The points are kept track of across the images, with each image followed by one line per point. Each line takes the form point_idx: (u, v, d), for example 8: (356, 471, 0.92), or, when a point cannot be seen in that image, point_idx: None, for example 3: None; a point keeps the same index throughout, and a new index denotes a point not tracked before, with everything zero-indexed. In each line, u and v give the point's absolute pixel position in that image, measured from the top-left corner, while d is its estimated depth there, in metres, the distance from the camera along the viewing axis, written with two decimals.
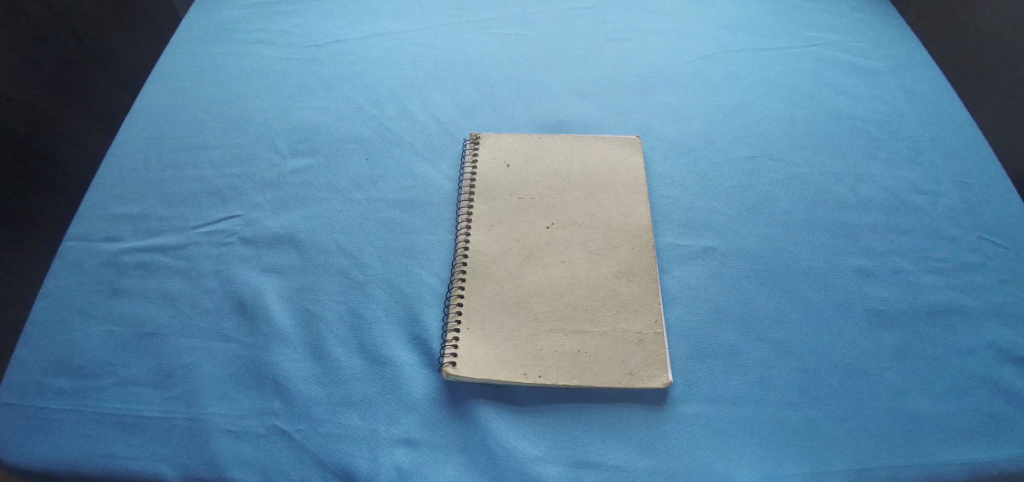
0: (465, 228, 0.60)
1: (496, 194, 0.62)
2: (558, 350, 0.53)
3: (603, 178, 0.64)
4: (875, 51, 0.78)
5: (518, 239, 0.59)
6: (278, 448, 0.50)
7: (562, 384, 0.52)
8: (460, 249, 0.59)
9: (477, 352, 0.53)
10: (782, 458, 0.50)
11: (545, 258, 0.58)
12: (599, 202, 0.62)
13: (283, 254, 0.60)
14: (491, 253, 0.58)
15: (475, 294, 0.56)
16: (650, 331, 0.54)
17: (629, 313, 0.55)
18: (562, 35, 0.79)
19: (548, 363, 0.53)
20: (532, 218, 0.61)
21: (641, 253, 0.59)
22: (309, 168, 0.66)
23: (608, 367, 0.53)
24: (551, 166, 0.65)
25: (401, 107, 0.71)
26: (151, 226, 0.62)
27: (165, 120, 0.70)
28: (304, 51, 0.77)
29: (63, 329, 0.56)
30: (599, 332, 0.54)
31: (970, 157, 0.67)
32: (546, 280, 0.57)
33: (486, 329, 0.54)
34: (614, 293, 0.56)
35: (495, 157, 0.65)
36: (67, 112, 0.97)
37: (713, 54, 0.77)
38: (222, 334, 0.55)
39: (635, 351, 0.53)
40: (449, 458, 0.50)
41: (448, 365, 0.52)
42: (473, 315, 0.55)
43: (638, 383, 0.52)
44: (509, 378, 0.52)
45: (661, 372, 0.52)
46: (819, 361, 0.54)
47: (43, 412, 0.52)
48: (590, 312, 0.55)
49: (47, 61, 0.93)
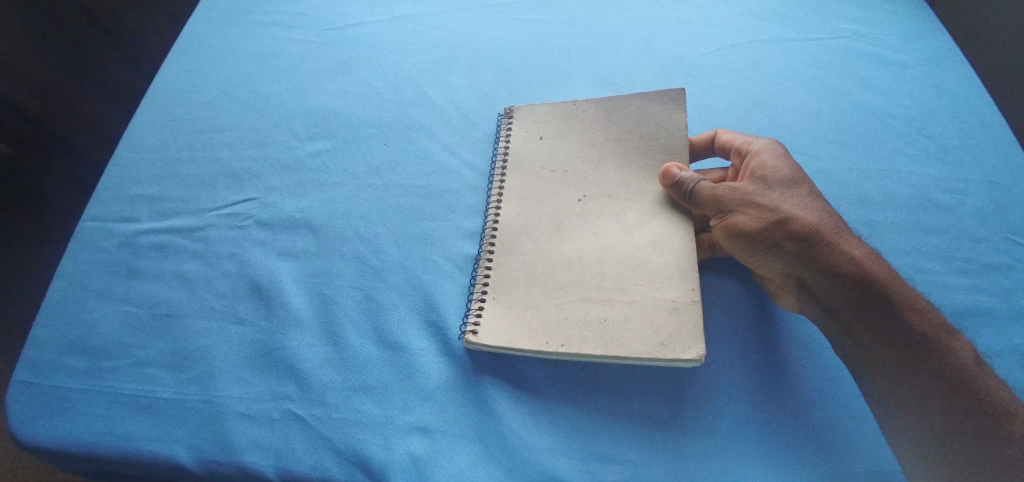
0: (494, 202, 0.60)
1: (526, 169, 0.61)
2: (584, 319, 0.51)
3: (631, 141, 0.60)
4: (904, 45, 0.75)
5: (548, 213, 0.58)
6: (294, 433, 0.50)
7: (585, 353, 0.50)
8: (490, 221, 0.59)
9: (501, 322, 0.52)
10: (805, 458, 0.48)
11: (573, 230, 0.56)
12: (631, 169, 0.59)
13: (299, 238, 0.59)
14: (520, 227, 0.57)
15: (501, 267, 0.55)
16: (685, 300, 0.50)
17: (663, 282, 0.52)
18: (582, 21, 0.77)
19: (575, 333, 0.51)
20: (564, 188, 0.59)
21: (674, 224, 0.55)
22: (326, 151, 0.66)
23: (635, 337, 0.49)
24: (582, 132, 0.62)
25: (419, 92, 0.70)
26: (167, 207, 0.62)
27: (181, 99, 0.70)
28: (322, 32, 0.76)
29: (79, 308, 0.56)
30: (629, 301, 0.51)
31: (999, 156, 0.65)
32: (574, 252, 0.55)
33: (510, 299, 0.53)
34: (647, 263, 0.53)
35: (528, 130, 0.64)
36: (86, 105, 0.98)
37: (736, 43, 0.75)
38: (239, 317, 0.55)
39: (666, 321, 0.50)
40: (464, 448, 0.49)
41: (470, 334, 0.52)
42: (499, 286, 0.54)
43: (668, 355, 0.48)
44: (531, 346, 0.50)
45: (697, 344, 0.48)
46: (841, 360, 0.53)
47: (61, 392, 0.52)
48: (620, 283, 0.52)
49: (53, 71, 0.95)
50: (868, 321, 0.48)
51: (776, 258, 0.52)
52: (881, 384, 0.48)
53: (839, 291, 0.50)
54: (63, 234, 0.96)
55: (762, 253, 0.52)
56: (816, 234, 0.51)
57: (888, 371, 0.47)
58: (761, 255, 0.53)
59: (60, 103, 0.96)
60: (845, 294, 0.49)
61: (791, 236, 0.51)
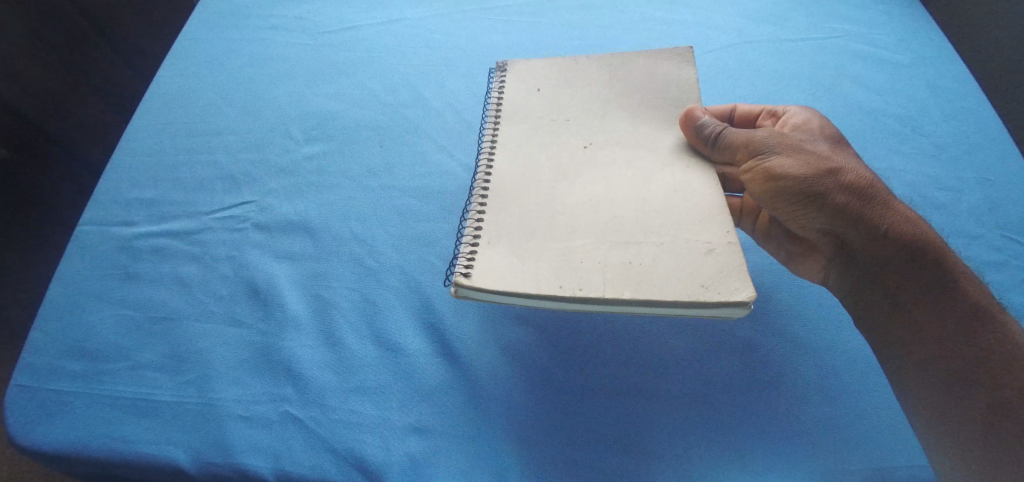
0: (488, 149, 0.56)
1: (524, 118, 0.58)
2: (603, 262, 0.46)
3: (639, 95, 0.59)
4: (898, 45, 0.76)
5: (550, 160, 0.54)
6: (292, 434, 0.50)
7: (603, 296, 0.45)
8: (483, 168, 0.54)
9: (501, 266, 0.47)
10: (802, 457, 0.48)
11: (576, 176, 0.53)
12: (642, 118, 0.56)
13: (296, 240, 0.60)
14: (516, 173, 0.53)
15: (496, 209, 0.50)
16: (721, 243, 0.46)
17: (694, 226, 0.48)
18: (578, 23, 0.77)
19: (594, 276, 0.45)
20: (569, 137, 0.56)
21: (696, 169, 0.52)
22: (323, 154, 0.66)
23: (666, 279, 0.45)
24: (588, 87, 0.60)
25: (416, 94, 0.70)
26: (165, 211, 0.62)
27: (178, 103, 0.70)
28: (318, 36, 0.76)
29: (76, 311, 0.56)
30: (657, 243, 0.47)
31: (994, 154, 0.65)
32: (584, 196, 0.51)
33: (512, 242, 0.48)
34: (672, 205, 0.49)
35: (526, 83, 0.61)
36: (85, 108, 0.95)
37: (732, 44, 0.76)
38: (237, 319, 0.55)
39: (704, 263, 0.45)
40: (462, 448, 0.49)
41: (462, 277, 0.46)
42: (497, 229, 0.49)
43: (709, 297, 0.43)
44: (543, 291, 0.45)
45: (745, 286, 0.43)
46: (837, 358, 0.53)
47: (58, 395, 0.52)
48: (643, 226, 0.48)
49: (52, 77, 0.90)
50: (908, 276, 0.48)
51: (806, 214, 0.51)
52: (916, 336, 0.47)
53: (885, 246, 0.49)
54: (60, 237, 0.99)
55: (791, 207, 0.51)
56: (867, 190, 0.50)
57: (923, 326, 0.47)
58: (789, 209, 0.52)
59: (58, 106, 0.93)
60: (883, 254, 0.49)
61: (843, 188, 0.50)
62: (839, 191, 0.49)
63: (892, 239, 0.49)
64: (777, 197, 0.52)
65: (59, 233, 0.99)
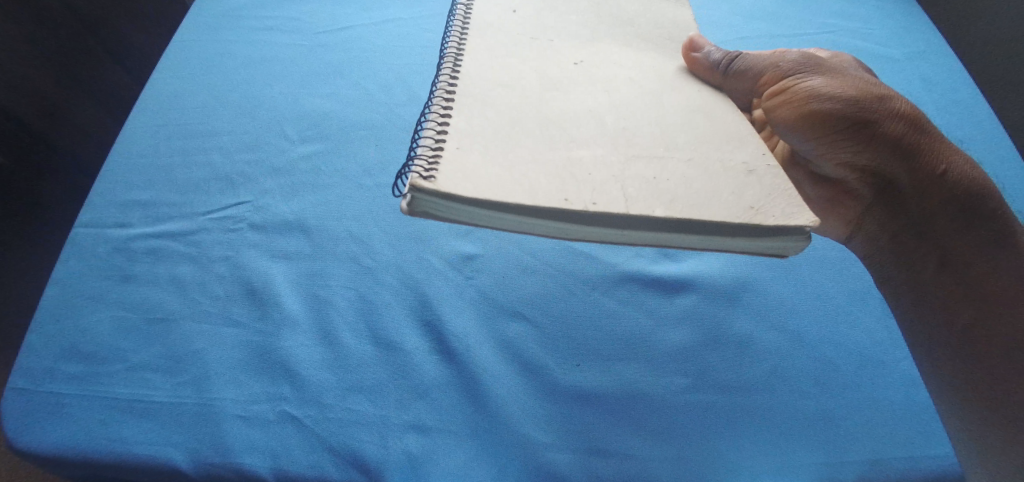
0: (454, 55, 0.52)
1: (498, 34, 0.55)
2: (617, 174, 0.43)
3: (635, 32, 0.57)
4: (891, 40, 0.76)
5: (533, 74, 0.51)
6: (289, 433, 0.50)
7: (627, 210, 0.41)
8: (446, 71, 0.50)
9: (478, 172, 0.42)
10: (798, 450, 0.48)
11: (569, 87, 0.50)
12: (643, 49, 0.55)
13: (293, 240, 0.60)
14: (491, 80, 0.50)
15: (465, 111, 0.47)
16: (760, 165, 0.45)
17: (724, 145, 0.46)
18: None
19: (609, 188, 0.42)
20: (556, 56, 0.54)
21: (712, 96, 0.51)
22: (319, 153, 0.66)
23: (709, 199, 0.42)
24: (575, 16, 0.58)
25: (412, 93, 0.71)
26: (161, 212, 0.62)
27: (174, 104, 0.70)
28: (313, 36, 0.76)
29: (73, 314, 0.56)
30: (683, 160, 0.45)
31: (987, 147, 0.66)
32: (582, 107, 0.49)
33: (490, 148, 0.44)
34: (692, 126, 0.48)
35: (498, 4, 0.58)
36: (80, 112, 0.93)
37: (726, 40, 0.76)
38: (233, 319, 0.55)
39: (748, 184, 0.43)
40: (460, 444, 0.49)
41: (422, 179, 0.40)
42: (470, 137, 0.45)
43: (764, 220, 0.40)
44: (551, 204, 0.40)
45: (799, 211, 0.40)
46: (833, 351, 0.53)
47: (54, 397, 0.52)
48: (660, 141, 0.47)
49: (46, 80, 0.87)
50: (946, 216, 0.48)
51: (838, 142, 0.52)
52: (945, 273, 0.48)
53: (926, 183, 0.49)
54: (55, 244, 0.99)
55: (827, 135, 0.52)
56: (913, 126, 0.50)
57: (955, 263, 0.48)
58: (821, 136, 0.52)
59: (50, 108, 0.89)
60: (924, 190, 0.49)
61: (888, 121, 0.50)
62: (881, 123, 0.50)
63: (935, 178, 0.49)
64: (808, 124, 0.52)
65: (54, 240, 0.99)
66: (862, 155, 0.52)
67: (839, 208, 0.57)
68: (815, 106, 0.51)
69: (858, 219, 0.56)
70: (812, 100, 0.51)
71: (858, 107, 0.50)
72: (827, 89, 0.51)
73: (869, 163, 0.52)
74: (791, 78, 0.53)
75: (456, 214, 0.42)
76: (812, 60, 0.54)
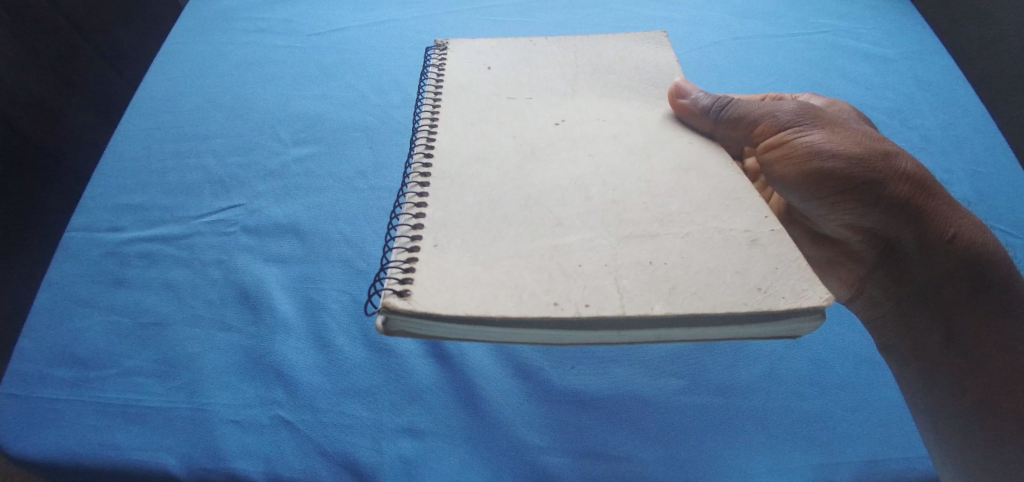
0: (427, 129, 0.52)
1: (472, 93, 0.55)
2: (609, 263, 0.42)
3: (613, 80, 0.57)
4: (885, 39, 0.76)
5: (510, 143, 0.51)
6: (282, 438, 0.50)
7: (625, 313, 0.40)
8: (421, 148, 0.50)
9: (456, 275, 0.41)
10: (793, 451, 0.48)
11: (550, 156, 0.50)
12: (624, 103, 0.55)
13: (286, 243, 0.59)
14: (463, 153, 0.50)
15: (441, 196, 0.46)
16: (762, 230, 0.44)
17: (723, 212, 0.45)
18: (568, 21, 0.78)
19: (603, 284, 0.41)
20: (536, 117, 0.53)
21: (702, 148, 0.51)
22: (311, 156, 0.66)
23: (720, 287, 0.40)
24: (552, 69, 0.58)
25: (405, 95, 0.71)
26: (152, 216, 0.62)
27: (166, 107, 0.70)
28: (306, 38, 0.76)
29: (64, 318, 0.56)
30: (678, 235, 0.44)
31: (980, 146, 0.66)
32: (567, 178, 0.48)
33: (468, 243, 0.43)
34: (686, 188, 0.47)
35: (471, 63, 0.59)
36: (75, 120, 0.91)
37: (720, 41, 0.76)
38: (225, 323, 0.55)
39: (755, 257, 0.42)
40: (454, 448, 0.49)
41: (394, 297, 0.39)
42: (450, 226, 0.44)
43: (775, 304, 0.39)
44: (538, 312, 0.39)
45: (813, 286, 0.40)
46: (827, 351, 0.53)
47: (46, 402, 0.52)
48: (659, 213, 0.46)
49: (44, 88, 0.85)
50: (954, 286, 0.48)
51: (839, 205, 0.51)
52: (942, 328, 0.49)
53: (932, 251, 0.49)
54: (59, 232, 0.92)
55: (829, 197, 0.51)
56: (921, 191, 0.48)
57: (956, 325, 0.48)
58: (822, 197, 0.51)
59: (48, 116, 0.87)
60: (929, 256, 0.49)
61: (897, 186, 0.48)
62: (888, 187, 0.48)
63: (942, 246, 0.48)
64: (808, 183, 0.51)
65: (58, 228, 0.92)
66: (863, 219, 0.51)
67: (840, 268, 0.57)
68: (817, 165, 0.49)
69: (859, 283, 0.56)
70: (812, 158, 0.50)
71: (863, 169, 0.48)
72: (830, 147, 0.49)
73: (872, 226, 0.51)
74: (789, 130, 0.51)
75: (426, 332, 0.41)
76: (808, 110, 0.52)
